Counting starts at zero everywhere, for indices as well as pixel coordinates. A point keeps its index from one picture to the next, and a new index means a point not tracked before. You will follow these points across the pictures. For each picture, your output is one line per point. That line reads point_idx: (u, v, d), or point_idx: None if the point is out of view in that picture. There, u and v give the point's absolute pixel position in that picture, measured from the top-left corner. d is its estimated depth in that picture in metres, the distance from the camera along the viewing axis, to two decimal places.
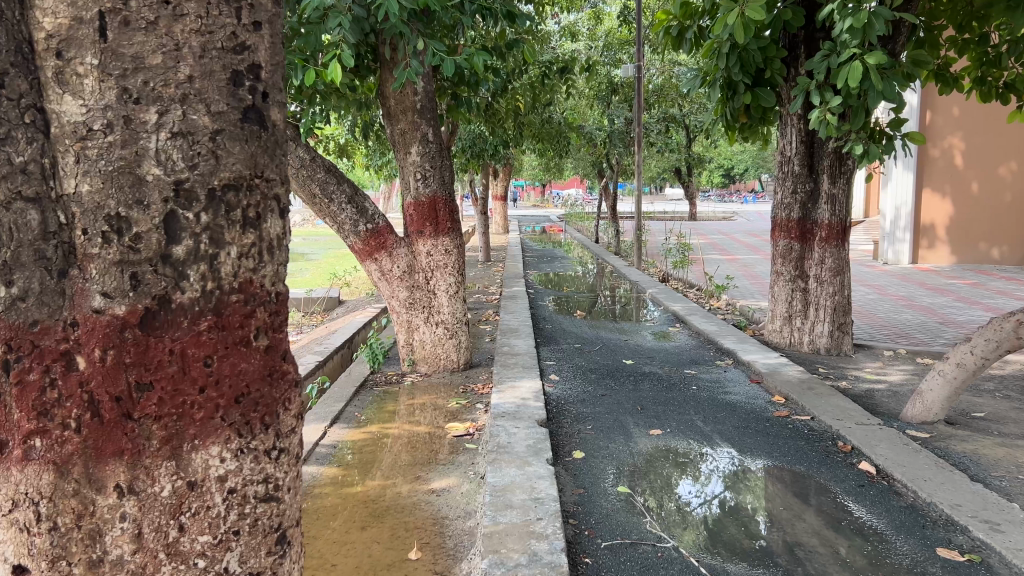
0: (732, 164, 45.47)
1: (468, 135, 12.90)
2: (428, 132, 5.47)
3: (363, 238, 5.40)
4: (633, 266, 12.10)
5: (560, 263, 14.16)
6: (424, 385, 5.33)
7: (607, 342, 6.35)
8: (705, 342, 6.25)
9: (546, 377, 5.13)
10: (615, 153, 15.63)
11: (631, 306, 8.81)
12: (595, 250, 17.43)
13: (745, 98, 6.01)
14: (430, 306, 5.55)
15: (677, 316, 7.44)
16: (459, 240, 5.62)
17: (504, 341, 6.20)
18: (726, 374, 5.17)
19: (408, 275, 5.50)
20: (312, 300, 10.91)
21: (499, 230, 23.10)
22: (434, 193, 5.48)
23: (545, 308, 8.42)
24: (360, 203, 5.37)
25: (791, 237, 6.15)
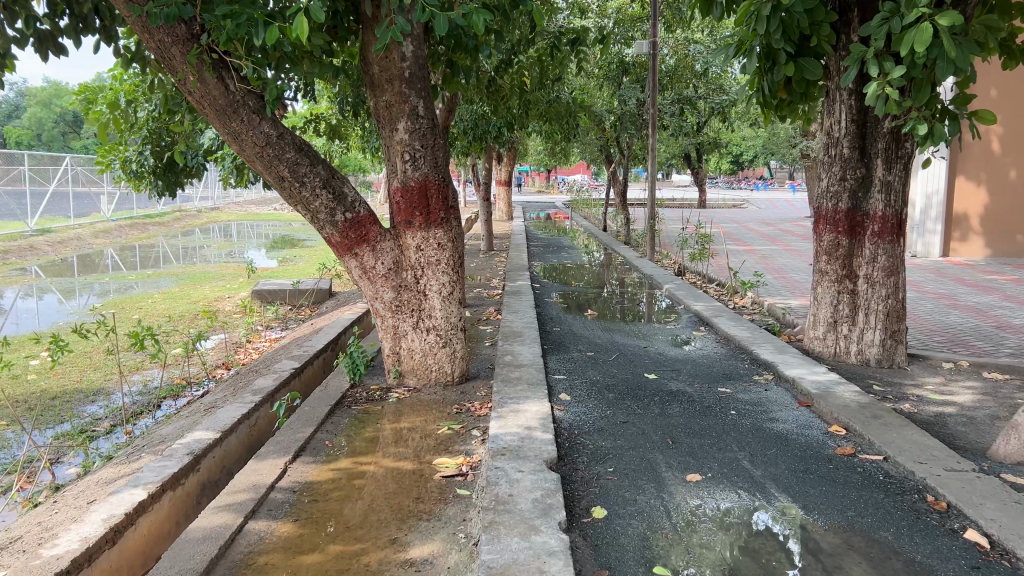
0: (742, 149, 44.52)
1: (470, 116, 12.07)
2: (418, 106, 4.65)
3: (341, 229, 4.59)
4: (645, 258, 11.30)
5: (567, 252, 13.36)
6: (412, 402, 4.53)
7: (624, 350, 5.54)
8: (738, 351, 5.45)
9: (556, 395, 4.34)
10: (626, 137, 14.79)
11: (647, 305, 7.99)
12: (603, 239, 16.63)
13: (787, 70, 5.16)
14: (420, 309, 4.77)
15: (702, 317, 6.63)
16: (454, 233, 4.82)
17: (507, 348, 5.39)
18: (768, 394, 4.37)
19: (395, 273, 4.72)
20: (300, 292, 10.11)
21: (502, 218, 22.28)
22: (425, 176, 4.67)
23: (553, 306, 7.62)
24: (337, 188, 4.57)
25: (838, 230, 5.32)
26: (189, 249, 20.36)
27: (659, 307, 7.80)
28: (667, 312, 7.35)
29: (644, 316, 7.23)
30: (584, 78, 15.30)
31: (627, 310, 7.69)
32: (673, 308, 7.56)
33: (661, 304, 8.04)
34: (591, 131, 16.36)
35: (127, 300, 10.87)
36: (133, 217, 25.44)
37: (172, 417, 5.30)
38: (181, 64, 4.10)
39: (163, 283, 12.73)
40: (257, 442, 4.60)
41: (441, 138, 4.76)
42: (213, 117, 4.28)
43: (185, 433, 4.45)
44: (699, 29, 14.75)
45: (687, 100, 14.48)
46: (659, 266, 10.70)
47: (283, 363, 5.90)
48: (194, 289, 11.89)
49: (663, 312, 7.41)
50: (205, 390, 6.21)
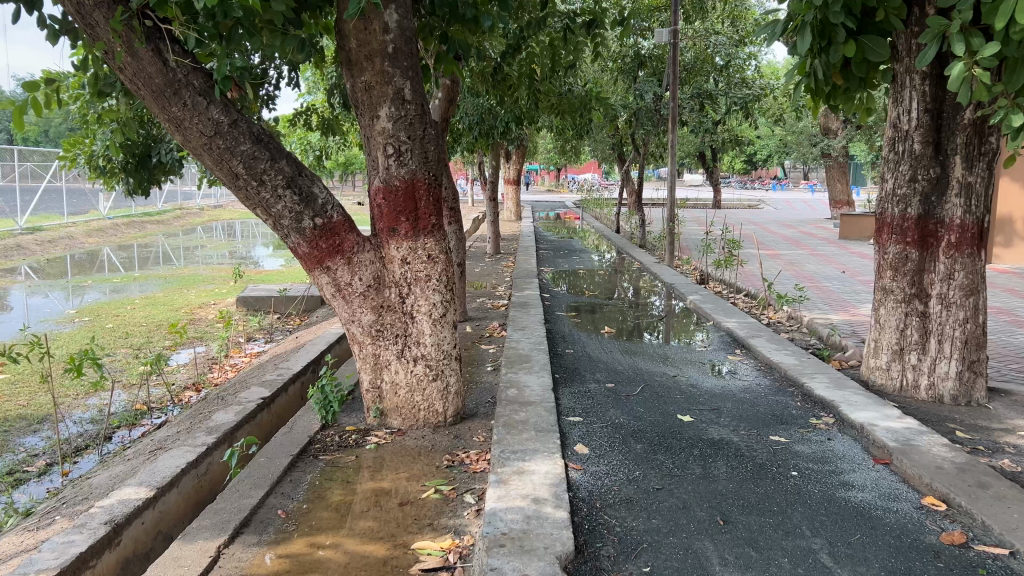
0: (757, 149, 43.59)
1: (476, 111, 11.28)
2: (404, 88, 3.81)
3: (309, 238, 3.77)
4: (664, 264, 10.45)
5: (579, 256, 12.54)
6: (393, 451, 3.71)
7: (650, 379, 4.70)
8: (785, 384, 4.60)
9: (570, 446, 3.51)
10: (643, 133, 13.94)
11: (670, 319, 7.14)
12: (617, 241, 15.79)
13: (846, 50, 4.29)
14: (406, 334, 3.93)
15: (738, 337, 5.79)
16: (448, 243, 3.99)
17: (511, 377, 4.56)
18: (832, 447, 3.53)
19: (376, 291, 3.90)
20: (290, 299, 9.30)
21: (511, 218, 21.45)
22: (413, 173, 3.84)
23: (566, 321, 6.77)
24: (306, 188, 3.76)
25: (906, 241, 4.45)
26: (186, 249, 19.62)
27: (684, 322, 6.94)
28: (695, 329, 6.50)
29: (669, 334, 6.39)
30: (597, 71, 14.49)
31: (647, 325, 6.86)
32: (702, 324, 6.70)
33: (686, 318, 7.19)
34: (605, 127, 15.52)
35: (105, 306, 10.07)
36: (131, 215, 24.74)
37: (115, 459, 4.47)
38: (104, 31, 3.27)
39: (150, 287, 11.93)
40: (205, 496, 3.78)
41: (432, 129, 3.92)
42: (151, 102, 3.47)
43: (115, 487, 3.62)
44: (720, 19, 13.90)
45: (707, 95, 13.64)
46: (680, 273, 9.85)
47: (252, 391, 5.07)
48: (181, 294, 11.10)
49: (690, 328, 6.55)
50: (167, 419, 5.41)
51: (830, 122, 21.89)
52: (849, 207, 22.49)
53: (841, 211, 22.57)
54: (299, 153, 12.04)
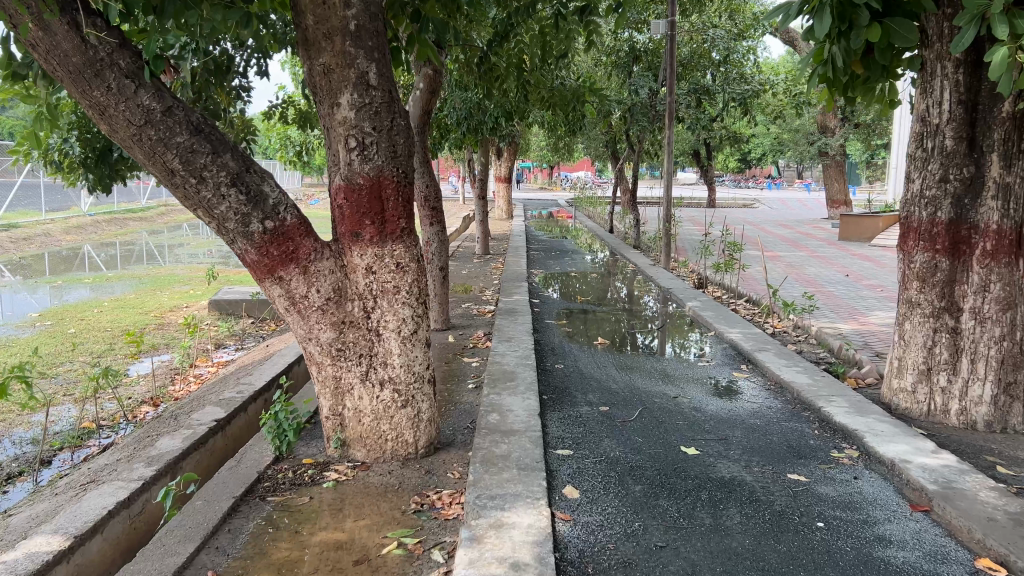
0: (751, 148, 43.19)
1: (464, 106, 10.78)
2: (368, 72, 3.32)
3: (258, 244, 3.27)
4: (661, 267, 9.98)
5: (571, 257, 12.06)
6: (355, 490, 3.22)
7: (649, 401, 4.22)
8: (799, 407, 4.13)
9: (558, 488, 3.02)
10: (637, 130, 13.47)
11: (668, 328, 6.66)
12: (610, 241, 15.32)
13: (871, 34, 3.81)
14: (372, 354, 3.44)
15: (743, 351, 5.32)
16: (420, 249, 3.50)
17: (493, 399, 4.07)
18: (860, 489, 3.05)
19: (337, 305, 3.40)
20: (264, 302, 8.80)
21: (502, 216, 20.96)
22: (379, 170, 3.34)
23: (556, 330, 6.28)
24: (254, 186, 3.26)
25: (935, 248, 3.98)
26: (167, 247, 19.07)
27: (683, 331, 6.46)
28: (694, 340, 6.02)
29: (666, 345, 5.91)
30: (590, 66, 14.01)
31: (643, 334, 6.38)
32: (702, 334, 6.22)
33: (684, 326, 6.71)
34: (598, 123, 15.06)
35: (71, 308, 9.54)
36: (113, 212, 24.16)
37: (44, 492, 3.96)
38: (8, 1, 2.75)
39: (121, 288, 11.40)
40: (136, 541, 3.28)
41: (402, 119, 3.42)
42: (70, 86, 2.96)
43: (27, 533, 3.11)
44: (717, 12, 13.43)
45: (704, 90, 13.19)
46: (677, 276, 9.38)
47: (205, 412, 4.56)
48: (153, 296, 10.58)
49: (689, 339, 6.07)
50: (114, 440, 4.90)
51: (828, 121, 21.48)
52: (846, 207, 22.09)
53: (837, 211, 22.16)
54: (280, 148, 11.53)
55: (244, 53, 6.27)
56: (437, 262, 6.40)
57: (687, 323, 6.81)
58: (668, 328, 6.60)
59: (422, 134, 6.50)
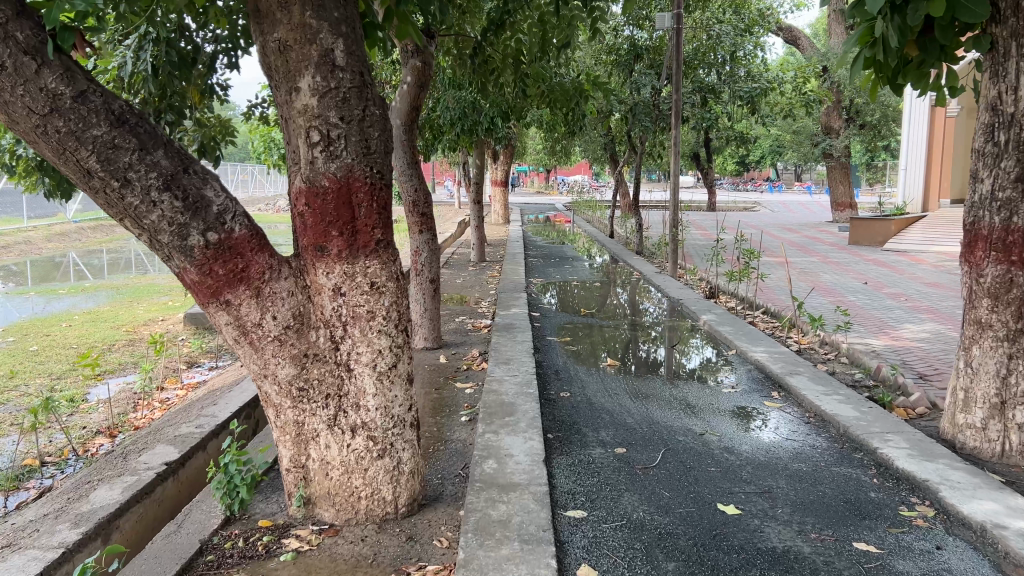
0: (750, 151, 42.71)
1: (458, 105, 10.22)
2: (334, 49, 2.71)
3: (199, 262, 2.64)
4: (668, 276, 9.37)
5: (572, 264, 11.46)
6: (318, 566, 2.60)
7: (672, 440, 3.61)
8: (848, 448, 3.52)
9: (571, 568, 2.41)
10: (640, 131, 12.89)
11: (680, 343, 6.05)
12: (611, 246, 14.72)
13: (935, 8, 3.20)
14: (341, 394, 2.83)
15: (771, 374, 4.71)
16: (399, 265, 2.89)
17: (489, 440, 3.45)
18: (948, 565, 2.44)
19: (298, 334, 2.79)
20: None
21: (498, 221, 20.36)
22: (348, 170, 2.73)
23: (559, 348, 5.67)
24: (194, 190, 2.64)
25: (1009, 260, 3.37)
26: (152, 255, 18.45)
27: (698, 348, 5.85)
28: (713, 359, 5.40)
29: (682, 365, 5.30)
30: (590, 64, 13.42)
31: (654, 352, 5.77)
32: (722, 351, 5.61)
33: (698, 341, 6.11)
34: (598, 123, 14.49)
35: (36, 322, 8.88)
36: (99, 218, 23.54)
37: None
38: None
39: (97, 299, 10.70)
40: None
41: (377, 108, 2.82)
42: None
43: None
44: (722, 7, 12.88)
45: (709, 89, 12.62)
46: (686, 285, 8.78)
47: (155, 452, 3.93)
48: (129, 308, 9.91)
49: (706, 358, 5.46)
50: (55, 482, 4.27)
51: (832, 122, 20.99)
52: (851, 209, 21.57)
53: (843, 214, 21.62)
54: (264, 150, 10.93)
55: (212, 44, 5.68)
56: (427, 274, 5.81)
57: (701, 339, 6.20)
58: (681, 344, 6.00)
59: (410, 132, 5.86)
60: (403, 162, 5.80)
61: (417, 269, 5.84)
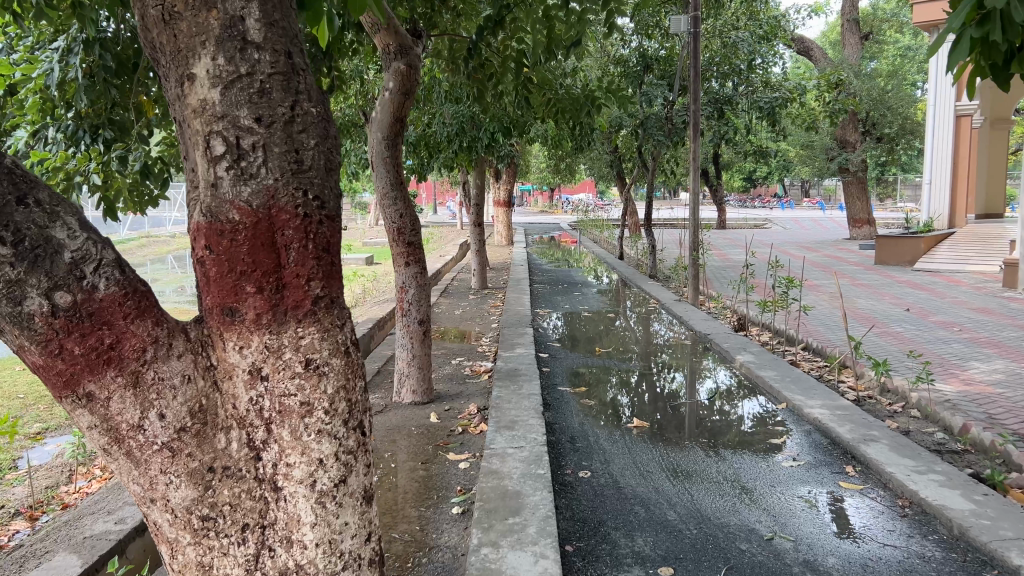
0: (757, 168, 41.91)
1: (455, 119, 9.54)
2: (244, 18, 1.83)
3: (40, 341, 1.73)
4: (688, 304, 8.47)
5: (582, 290, 10.56)
6: None
7: (735, 551, 2.69)
8: (973, 563, 2.60)
9: None
10: (652, 146, 12.04)
11: (716, 391, 5.13)
12: (621, 268, 13.82)
13: None
14: (265, 526, 1.92)
15: (838, 440, 3.79)
16: (347, 333, 1.99)
17: (485, 559, 2.53)
18: None
19: (199, 438, 1.89)
20: None
21: (502, 242, 19.53)
22: (268, 195, 1.84)
23: (573, 401, 4.76)
24: (32, 229, 1.74)
25: None
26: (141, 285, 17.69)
27: (737, 397, 4.94)
28: (758, 414, 4.49)
29: (723, 422, 4.38)
30: (597, 76, 12.62)
31: (685, 402, 4.85)
32: (768, 404, 4.69)
33: (734, 387, 5.19)
34: (606, 139, 13.66)
35: None
36: None
37: None
38: None
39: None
40: None
41: (314, 105, 1.93)
42: None
43: None
44: (737, 15, 12.09)
45: (725, 100, 11.79)
46: (711, 316, 7.86)
47: (51, 565, 3.01)
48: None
49: (750, 413, 4.54)
50: None
51: (848, 135, 20.22)
52: (870, 226, 20.66)
53: (861, 231, 20.71)
54: None
55: None
56: (417, 314, 4.89)
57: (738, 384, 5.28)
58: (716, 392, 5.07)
59: (393, 146, 4.94)
60: (388, 183, 4.91)
61: (404, 309, 4.91)
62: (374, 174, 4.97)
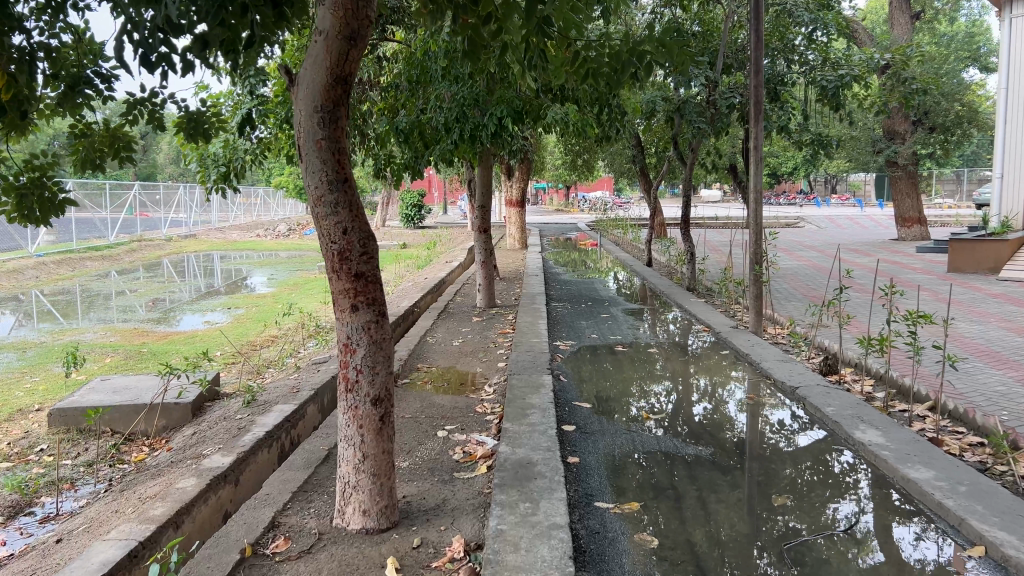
0: (782, 162, 39.85)
1: (454, 103, 7.74)
2: None
3: None
4: (753, 336, 6.58)
5: (609, 310, 8.73)
6: None
7: None
8: None
9: None
10: (688, 135, 10.18)
11: (817, 472, 3.68)
12: (650, 277, 11.98)
13: None
14: None
15: None
16: None
17: None
18: None
19: None
20: (130, 413, 5.65)
21: (514, 246, 17.72)
22: None
23: (622, 536, 2.95)
24: None
25: None
26: (114, 297, 15.97)
27: (851, 483, 3.50)
28: (890, 520, 3.10)
29: (842, 532, 3.02)
30: None
31: (779, 493, 3.40)
32: (901, 496, 3.30)
33: (843, 464, 3.73)
34: (634, 129, 11.81)
35: None
36: (70, 251, 21.07)
37: None
38: None
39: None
40: None
41: None
42: None
43: None
44: None
45: (777, 80, 10.08)
46: (787, 354, 5.98)
47: None
48: (21, 378, 7.33)
49: (878, 514, 3.16)
50: None
51: (896, 125, 18.32)
52: (920, 225, 18.70)
53: (910, 231, 18.75)
54: (197, 169, 8.29)
55: None
56: (371, 386, 3.08)
57: (844, 456, 3.82)
58: (815, 472, 3.64)
59: (331, 122, 3.12)
60: (322, 179, 3.10)
61: (348, 383, 3.08)
62: (302, 167, 3.16)
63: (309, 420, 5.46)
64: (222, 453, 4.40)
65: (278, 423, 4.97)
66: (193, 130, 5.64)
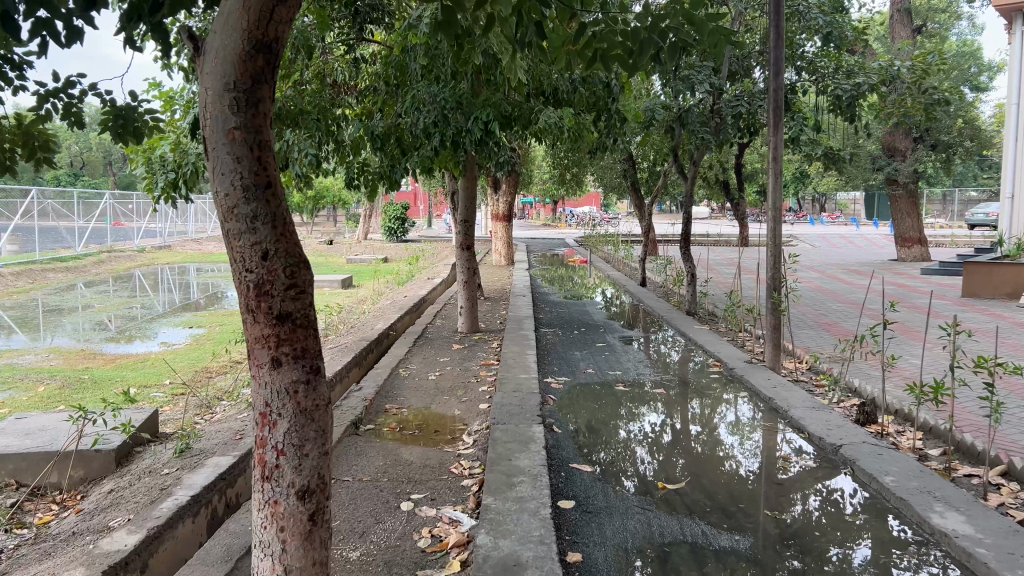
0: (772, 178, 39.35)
1: (434, 105, 6.89)
2: None
3: None
4: (773, 375, 5.73)
5: (604, 338, 7.89)
6: None
7: None
8: None
9: None
10: (690, 148, 9.39)
11: (886, 568, 2.84)
12: (646, 297, 11.17)
13: None
14: None
15: None
16: None
17: None
18: None
19: None
20: (39, 461, 4.71)
21: (501, 262, 16.89)
22: None
23: None
24: None
25: None
26: (72, 312, 14.98)
27: (866, 531, 3.16)
28: (891, 563, 2.86)
29: None
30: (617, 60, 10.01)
31: None
32: (935, 564, 2.84)
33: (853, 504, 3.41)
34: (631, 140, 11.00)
35: None
36: (32, 261, 20.07)
37: None
38: None
39: None
40: None
41: None
42: None
43: None
44: None
45: (787, 88, 9.30)
46: (814, 398, 5.14)
47: None
48: None
49: (878, 556, 2.91)
50: None
51: (898, 142, 17.70)
52: (921, 245, 18.03)
53: (910, 252, 18.09)
54: (145, 176, 7.40)
55: None
56: (298, 473, 2.24)
57: (866, 511, 3.37)
58: (839, 526, 3.18)
59: (250, 105, 2.25)
60: (235, 186, 2.23)
61: (266, 469, 2.25)
62: (210, 167, 2.29)
63: (252, 473, 4.56)
64: (130, 527, 3.50)
65: (209, 483, 4.06)
66: (121, 129, 4.60)
